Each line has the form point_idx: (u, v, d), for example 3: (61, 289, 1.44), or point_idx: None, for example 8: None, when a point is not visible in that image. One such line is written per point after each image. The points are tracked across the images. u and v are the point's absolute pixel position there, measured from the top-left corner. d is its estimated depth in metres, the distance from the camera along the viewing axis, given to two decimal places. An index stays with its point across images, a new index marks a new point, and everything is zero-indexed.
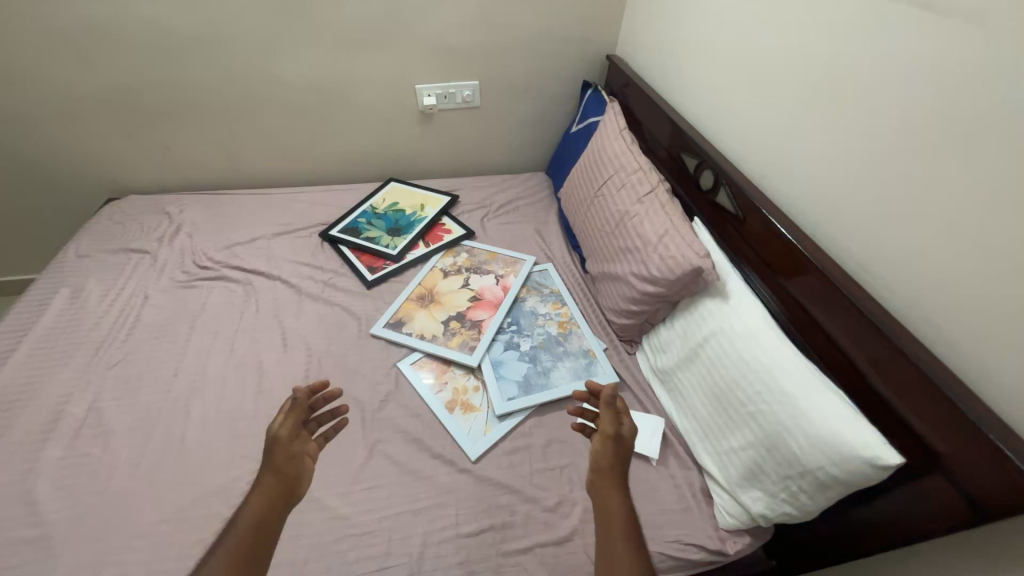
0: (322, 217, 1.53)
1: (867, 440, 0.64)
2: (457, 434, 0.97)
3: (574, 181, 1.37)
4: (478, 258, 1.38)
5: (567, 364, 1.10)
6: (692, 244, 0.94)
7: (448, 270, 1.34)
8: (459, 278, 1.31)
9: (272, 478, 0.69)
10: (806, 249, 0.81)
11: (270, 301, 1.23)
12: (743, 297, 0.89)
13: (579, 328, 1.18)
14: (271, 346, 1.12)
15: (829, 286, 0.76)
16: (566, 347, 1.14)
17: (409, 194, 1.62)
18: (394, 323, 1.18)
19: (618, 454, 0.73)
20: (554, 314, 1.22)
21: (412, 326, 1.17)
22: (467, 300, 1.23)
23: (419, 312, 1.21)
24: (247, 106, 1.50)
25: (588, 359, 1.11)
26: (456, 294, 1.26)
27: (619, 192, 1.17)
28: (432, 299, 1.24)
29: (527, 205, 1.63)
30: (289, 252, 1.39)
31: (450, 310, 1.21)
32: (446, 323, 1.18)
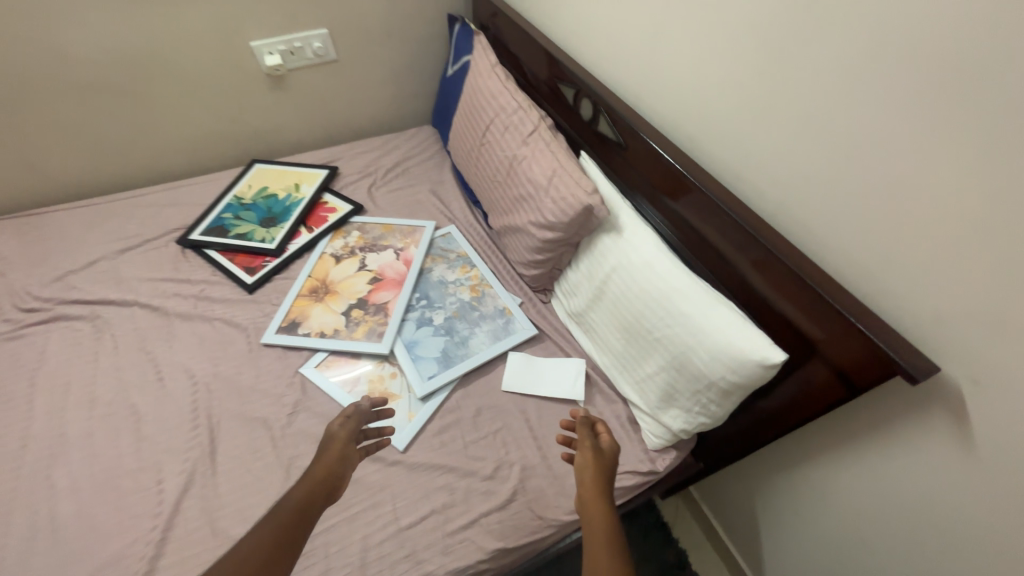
0: (176, 220, 1.29)
1: (756, 343, 0.67)
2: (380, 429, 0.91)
3: (457, 131, 1.26)
4: (372, 234, 1.26)
5: (484, 328, 1.06)
6: (580, 181, 0.91)
7: (340, 254, 1.21)
8: (354, 261, 1.19)
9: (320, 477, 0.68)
10: (685, 167, 0.79)
11: (131, 332, 1.04)
12: (635, 227, 0.88)
13: (492, 287, 1.13)
14: (143, 383, 0.96)
15: (709, 200, 0.76)
16: (481, 311, 1.09)
17: (279, 175, 1.42)
18: (288, 326, 1.06)
19: (602, 463, 0.72)
20: (464, 278, 1.16)
21: (310, 325, 1.06)
22: (367, 284, 1.13)
23: (315, 308, 1.09)
24: (29, 97, 1.18)
25: (505, 318, 1.08)
26: (354, 280, 1.15)
27: (503, 137, 1.09)
28: (328, 291, 1.13)
29: (417, 165, 1.50)
30: (143, 269, 1.17)
31: (350, 299, 1.11)
32: (348, 313, 1.08)
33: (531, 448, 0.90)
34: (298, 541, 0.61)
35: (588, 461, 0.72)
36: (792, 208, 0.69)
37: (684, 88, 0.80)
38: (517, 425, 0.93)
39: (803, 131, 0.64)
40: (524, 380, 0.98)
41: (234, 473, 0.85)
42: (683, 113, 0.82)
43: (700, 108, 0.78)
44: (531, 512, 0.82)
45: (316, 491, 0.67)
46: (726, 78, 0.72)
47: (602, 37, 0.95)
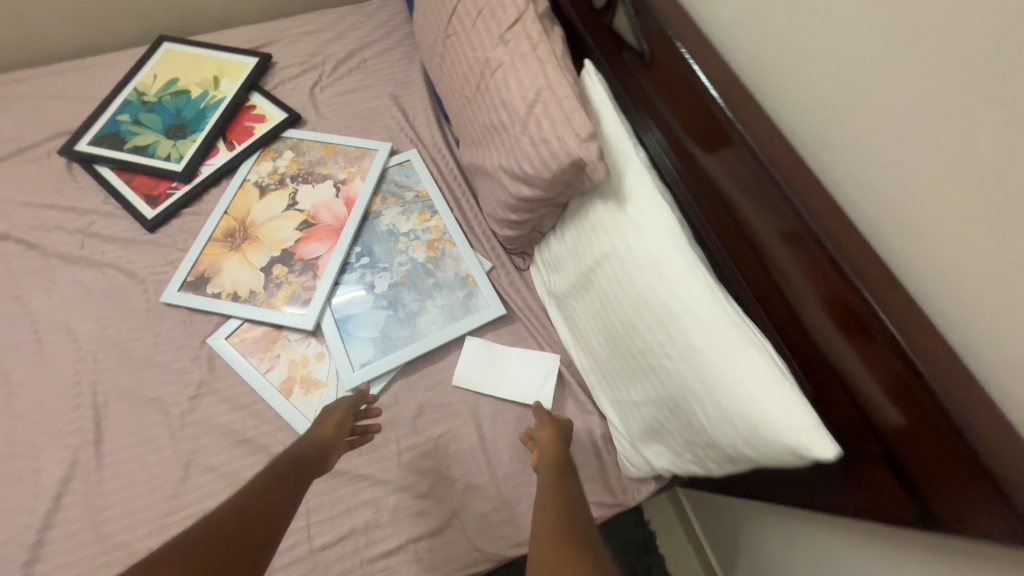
0: (60, 120, 1.00)
1: (799, 426, 0.43)
2: (297, 426, 0.75)
3: (421, 11, 0.88)
4: (310, 158, 0.97)
5: (438, 302, 0.83)
6: (572, 117, 0.58)
7: (266, 184, 0.94)
8: (282, 196, 0.92)
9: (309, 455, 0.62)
10: (735, 113, 0.51)
11: (4, 275, 0.84)
12: (647, 194, 0.57)
13: (454, 245, 0.88)
14: (20, 344, 0.79)
15: (766, 175, 0.48)
16: (436, 278, 0.85)
17: (194, 62, 1.07)
18: (195, 281, 0.84)
19: (557, 423, 0.69)
20: (420, 230, 0.90)
21: (220, 282, 0.84)
22: (295, 230, 0.88)
23: (229, 259, 0.86)
24: None
25: (466, 290, 0.84)
26: (280, 223, 0.89)
27: (475, 28, 0.73)
28: (246, 235, 0.88)
29: (378, 57, 1.12)
30: (19, 189, 0.92)
31: (272, 250, 0.87)
32: (268, 269, 0.85)
33: (478, 464, 0.73)
34: (286, 509, 0.54)
35: (545, 429, 0.68)
36: (911, 212, 0.39)
37: None
38: (465, 432, 0.75)
39: (981, 76, 0.33)
40: (480, 375, 0.79)
41: (125, 466, 0.72)
42: (760, 15, 0.49)
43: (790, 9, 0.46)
44: (469, 541, 0.69)
45: (303, 464, 0.61)
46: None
47: None
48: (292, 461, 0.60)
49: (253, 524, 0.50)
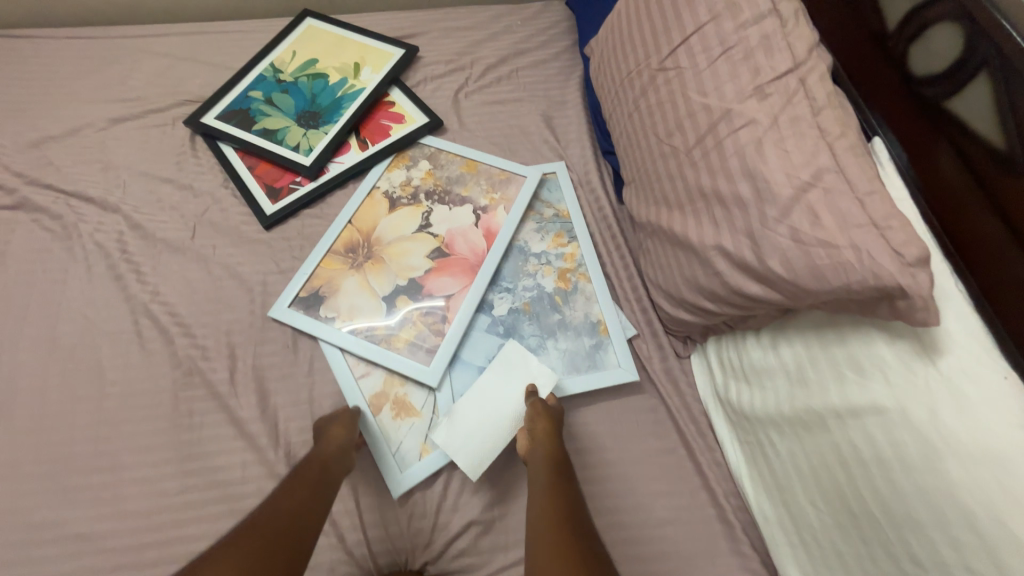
0: (191, 86, 0.92)
1: None
2: (378, 452, 0.64)
3: (621, 32, 0.74)
4: (448, 174, 0.85)
5: (560, 345, 0.72)
6: (886, 228, 0.43)
7: (396, 195, 0.83)
8: (414, 214, 0.81)
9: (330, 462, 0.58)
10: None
11: (106, 249, 0.75)
12: (981, 357, 0.41)
13: (590, 282, 0.77)
14: (108, 335, 0.69)
15: None
16: (563, 316, 0.74)
17: (335, 44, 0.97)
18: (308, 298, 0.73)
19: (550, 414, 0.63)
20: (554, 254, 0.79)
21: (336, 304, 0.73)
22: (426, 258, 0.77)
23: (348, 277, 0.75)
24: None
25: (594, 339, 0.73)
26: (409, 246, 0.78)
27: (713, 68, 0.58)
28: (369, 253, 0.77)
29: (531, 68, 0.99)
30: (137, 155, 0.84)
31: (398, 277, 0.75)
32: (391, 301, 0.73)
33: None
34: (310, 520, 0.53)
35: (540, 424, 0.62)
36: None
37: None
38: None
39: None
40: (480, 434, 0.64)
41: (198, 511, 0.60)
42: None
43: None
44: None
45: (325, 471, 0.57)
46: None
47: None
48: (314, 471, 0.57)
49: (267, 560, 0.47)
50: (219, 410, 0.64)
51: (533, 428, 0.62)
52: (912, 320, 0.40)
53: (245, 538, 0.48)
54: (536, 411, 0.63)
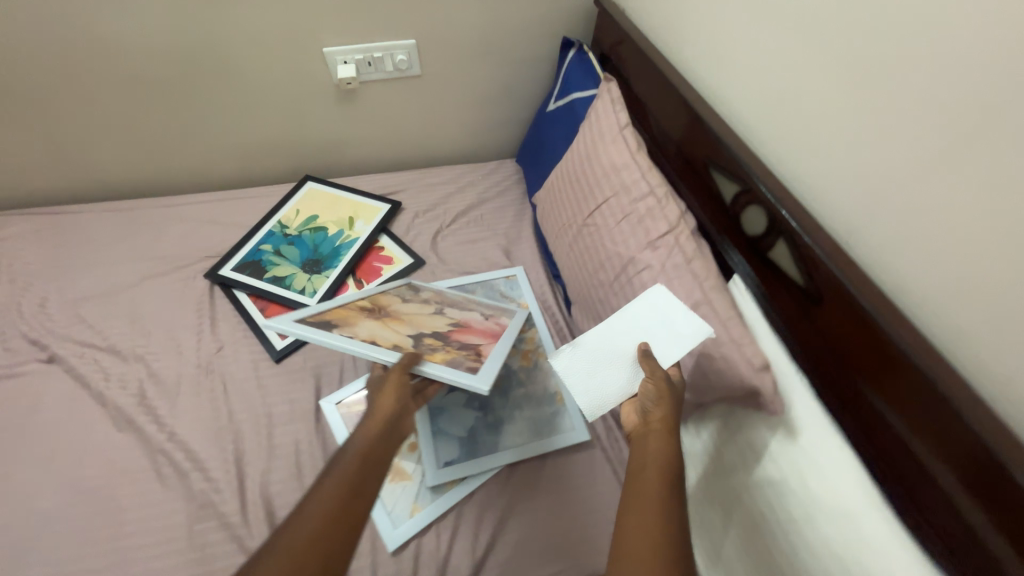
0: (209, 244, 1.11)
1: None
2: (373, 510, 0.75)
3: (555, 193, 0.99)
4: (452, 300, 0.99)
5: (526, 414, 0.86)
6: (741, 343, 0.61)
7: (410, 296, 0.93)
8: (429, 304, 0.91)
9: (387, 432, 0.66)
10: (923, 359, 0.50)
11: (130, 393, 0.86)
12: (822, 433, 0.57)
13: (548, 360, 0.93)
14: (128, 474, 0.77)
15: (997, 461, 0.44)
16: (528, 389, 0.89)
17: (334, 202, 1.21)
18: (322, 325, 0.77)
19: (674, 397, 0.59)
20: (519, 338, 0.96)
21: (356, 331, 0.77)
22: (448, 322, 0.85)
23: (367, 322, 0.81)
24: (79, 88, 1.04)
25: (553, 407, 0.87)
26: (428, 317, 0.87)
27: (620, 225, 0.80)
28: (387, 314, 0.84)
29: (493, 212, 1.24)
30: (160, 307, 0.99)
31: (421, 329, 0.82)
32: (421, 338, 0.79)
33: None
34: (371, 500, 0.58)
35: (660, 408, 0.58)
36: None
37: (964, 254, 0.47)
38: None
39: None
40: (593, 380, 0.63)
41: None
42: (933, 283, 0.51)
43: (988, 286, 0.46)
44: None
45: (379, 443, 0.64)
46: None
47: (800, 120, 0.64)
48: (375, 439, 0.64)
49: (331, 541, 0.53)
50: (232, 539, 0.72)
51: (649, 413, 0.59)
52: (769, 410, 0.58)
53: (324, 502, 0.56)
54: (658, 392, 0.59)
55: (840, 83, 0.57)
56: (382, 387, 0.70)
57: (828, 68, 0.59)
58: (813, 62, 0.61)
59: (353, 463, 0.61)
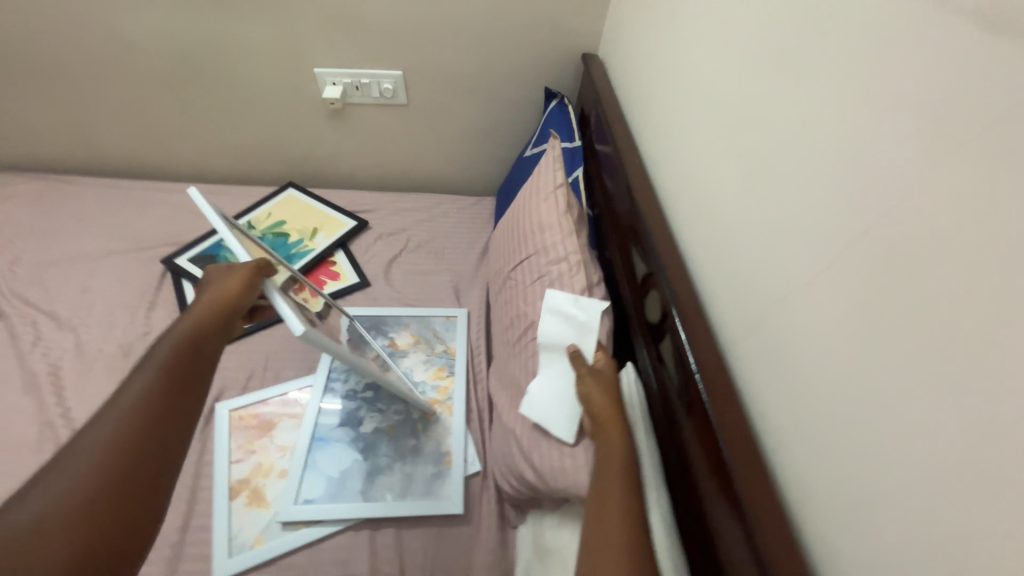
0: (179, 232, 1.16)
1: None
2: (219, 532, 0.74)
3: (498, 239, 0.96)
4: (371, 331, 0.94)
5: (406, 468, 0.81)
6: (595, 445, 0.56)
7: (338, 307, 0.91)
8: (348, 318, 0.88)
9: (195, 345, 0.58)
10: (756, 516, 0.44)
11: (50, 361, 0.90)
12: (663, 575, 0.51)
13: (451, 415, 0.87)
14: (14, 440, 0.80)
15: None
16: (418, 442, 0.84)
17: (305, 212, 1.24)
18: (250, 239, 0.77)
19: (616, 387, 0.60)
20: (430, 384, 0.93)
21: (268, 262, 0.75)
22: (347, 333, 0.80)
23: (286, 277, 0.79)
24: (97, 76, 1.15)
25: (437, 468, 0.82)
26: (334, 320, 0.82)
27: (532, 288, 0.76)
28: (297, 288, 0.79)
29: (454, 246, 1.23)
30: (111, 284, 1.04)
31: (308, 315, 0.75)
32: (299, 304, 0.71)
33: None
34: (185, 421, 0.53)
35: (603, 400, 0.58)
36: None
37: (822, 400, 0.41)
38: None
39: None
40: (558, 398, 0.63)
41: None
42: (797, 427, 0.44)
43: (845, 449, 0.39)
44: None
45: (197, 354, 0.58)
46: (932, 459, 0.32)
47: (712, 214, 0.60)
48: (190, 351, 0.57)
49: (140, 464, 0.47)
50: None
51: (594, 406, 0.58)
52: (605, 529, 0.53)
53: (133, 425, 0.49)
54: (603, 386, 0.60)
55: (745, 184, 0.53)
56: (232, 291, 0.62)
57: (739, 166, 0.55)
58: (728, 156, 0.57)
59: (151, 384, 0.52)
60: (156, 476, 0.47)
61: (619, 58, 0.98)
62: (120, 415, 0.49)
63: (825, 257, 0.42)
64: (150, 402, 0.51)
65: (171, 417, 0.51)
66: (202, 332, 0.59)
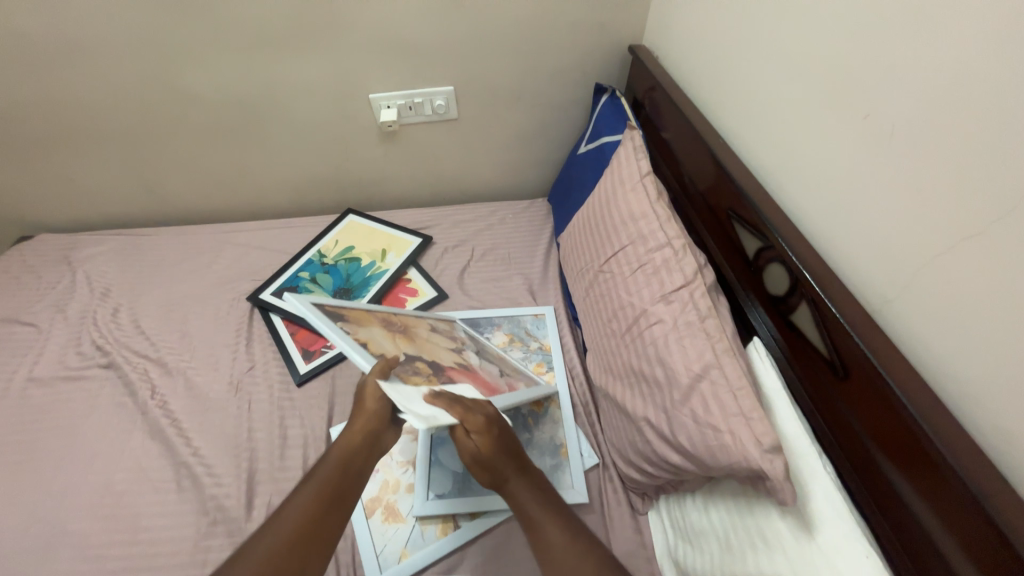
0: (257, 269, 1.21)
1: None
2: (365, 551, 0.76)
3: (577, 234, 0.98)
4: (484, 344, 0.93)
5: None
6: (751, 417, 0.56)
7: (439, 328, 0.90)
8: (450, 342, 0.86)
9: (347, 462, 0.64)
10: (956, 456, 0.44)
11: (169, 405, 0.93)
12: (846, 532, 0.51)
13: (560, 408, 0.89)
14: (155, 483, 0.83)
15: None
16: (534, 435, 0.86)
17: (370, 234, 1.28)
18: (330, 313, 0.74)
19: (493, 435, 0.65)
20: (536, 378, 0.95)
21: (356, 330, 0.73)
22: (453, 362, 0.79)
23: (377, 328, 0.77)
24: (160, 129, 1.18)
25: (556, 459, 0.83)
26: (438, 350, 0.81)
27: (634, 275, 0.77)
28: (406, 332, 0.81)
29: (519, 250, 1.25)
30: (206, 325, 1.08)
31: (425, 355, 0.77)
32: (412, 360, 0.73)
33: None
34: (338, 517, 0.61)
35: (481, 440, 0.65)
36: None
37: (1012, 340, 0.42)
38: None
39: None
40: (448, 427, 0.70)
41: None
42: (978, 370, 0.45)
43: None
44: None
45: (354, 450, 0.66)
46: None
47: (830, 179, 0.60)
48: (347, 447, 0.65)
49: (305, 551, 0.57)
50: None
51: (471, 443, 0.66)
52: (778, 495, 0.53)
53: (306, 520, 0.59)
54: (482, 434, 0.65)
55: (871, 144, 0.54)
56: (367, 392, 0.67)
57: (859, 127, 0.55)
58: (843, 120, 0.58)
59: (311, 502, 0.60)
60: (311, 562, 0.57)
61: (672, 44, 0.99)
62: (284, 525, 0.58)
63: (1000, 199, 0.42)
64: (306, 517, 0.59)
65: (319, 532, 0.59)
66: (351, 449, 0.65)
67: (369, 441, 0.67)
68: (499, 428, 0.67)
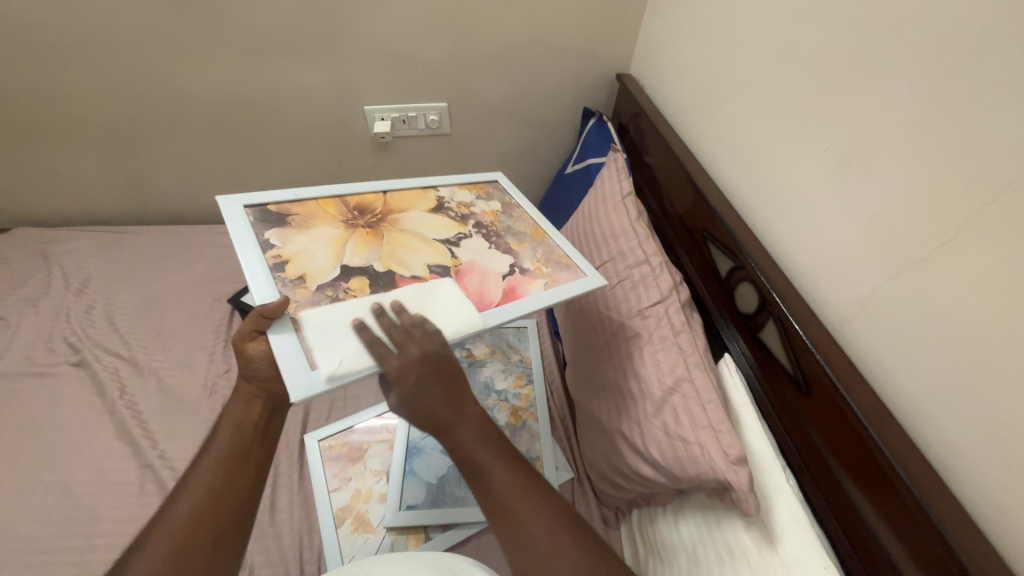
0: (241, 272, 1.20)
1: None
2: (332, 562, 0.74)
3: None
4: (510, 222, 0.80)
5: None
6: (719, 430, 0.58)
7: (449, 208, 0.79)
8: (450, 228, 0.75)
9: (243, 423, 0.61)
10: (907, 468, 0.46)
11: (138, 406, 0.91)
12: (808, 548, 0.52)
13: (537, 421, 0.88)
14: (116, 485, 0.81)
15: None
16: None
17: None
18: (273, 216, 0.69)
19: (438, 359, 0.58)
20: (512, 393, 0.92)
21: (298, 238, 0.67)
22: (425, 268, 0.66)
23: (331, 229, 0.69)
24: (150, 127, 1.18)
25: None
26: (418, 247, 0.70)
27: (614, 289, 0.79)
28: (374, 225, 0.72)
29: None
30: (183, 325, 1.06)
31: (379, 261, 0.66)
32: (347, 276, 0.63)
33: None
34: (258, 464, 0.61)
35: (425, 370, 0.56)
36: None
37: (957, 359, 0.45)
38: None
39: None
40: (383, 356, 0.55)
41: None
42: (926, 388, 0.48)
43: (978, 396, 0.43)
44: None
45: (259, 406, 0.62)
46: None
47: (796, 203, 0.64)
48: (243, 403, 0.62)
49: (229, 505, 0.57)
50: None
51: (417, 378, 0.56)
52: (741, 507, 0.54)
53: (219, 478, 0.58)
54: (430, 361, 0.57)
55: (832, 172, 0.58)
56: (249, 358, 0.60)
57: (822, 157, 0.59)
58: (809, 148, 0.61)
59: (213, 471, 0.58)
60: (242, 510, 0.58)
61: (657, 74, 1.05)
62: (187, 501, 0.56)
63: (943, 227, 0.46)
64: (211, 487, 0.57)
65: (234, 500, 0.57)
66: (246, 413, 0.61)
67: (268, 400, 0.62)
68: (444, 365, 0.58)
